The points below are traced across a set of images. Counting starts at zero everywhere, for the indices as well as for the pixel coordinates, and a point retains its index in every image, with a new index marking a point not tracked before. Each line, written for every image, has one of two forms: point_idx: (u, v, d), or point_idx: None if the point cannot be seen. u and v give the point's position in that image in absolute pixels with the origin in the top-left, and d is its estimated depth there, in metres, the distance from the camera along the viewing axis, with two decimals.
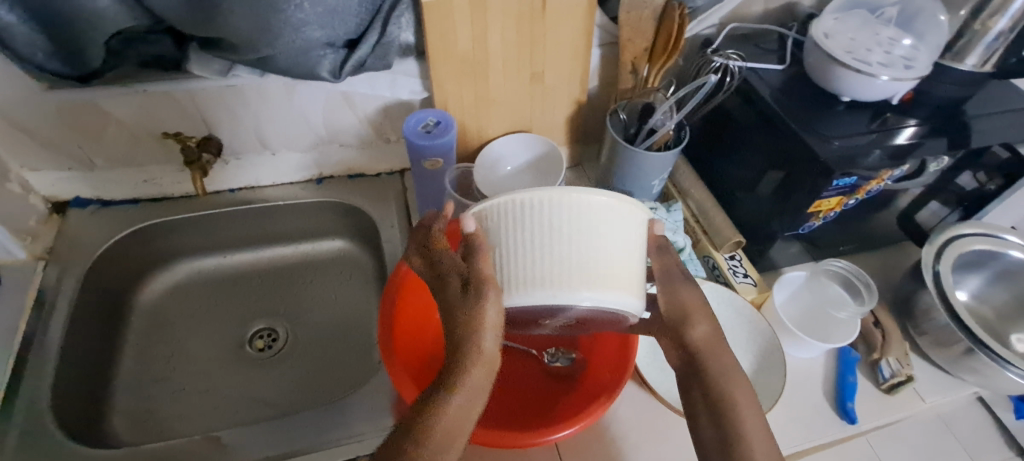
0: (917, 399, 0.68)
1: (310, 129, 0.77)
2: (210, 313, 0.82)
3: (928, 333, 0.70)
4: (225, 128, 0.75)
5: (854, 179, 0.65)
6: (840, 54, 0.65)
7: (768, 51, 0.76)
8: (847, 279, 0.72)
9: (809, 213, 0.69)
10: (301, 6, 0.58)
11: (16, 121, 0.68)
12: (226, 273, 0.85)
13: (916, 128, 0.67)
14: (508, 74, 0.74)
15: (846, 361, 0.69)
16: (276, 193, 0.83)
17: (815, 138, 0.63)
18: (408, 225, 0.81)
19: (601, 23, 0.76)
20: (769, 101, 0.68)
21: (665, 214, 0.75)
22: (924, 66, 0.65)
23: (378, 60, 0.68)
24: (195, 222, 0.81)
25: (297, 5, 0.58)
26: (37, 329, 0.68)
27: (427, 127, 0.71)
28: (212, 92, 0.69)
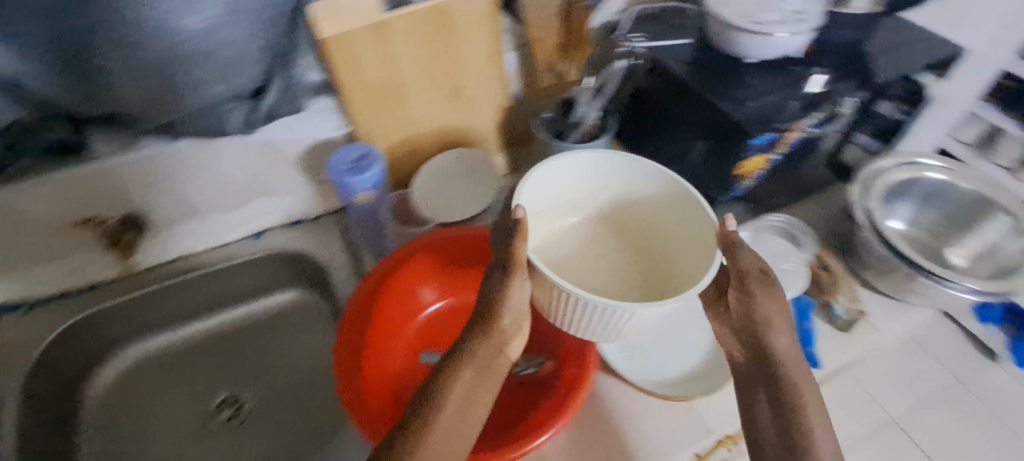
0: (873, 331, 0.71)
1: (236, 185, 0.75)
2: (170, 393, 0.78)
3: (871, 265, 0.73)
4: (144, 202, 0.72)
5: (772, 134, 0.67)
6: (734, 19, 0.67)
7: (676, 26, 0.77)
8: (786, 232, 0.78)
9: (737, 175, 0.72)
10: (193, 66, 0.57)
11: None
12: (178, 349, 0.81)
13: (827, 75, 0.69)
14: (427, 92, 0.73)
15: (801, 308, 0.71)
16: (214, 257, 0.80)
17: (730, 104, 0.65)
18: (358, 262, 0.80)
19: (510, 28, 0.77)
20: (682, 76, 0.70)
21: None
22: (815, 17, 0.67)
23: (288, 103, 0.67)
24: (134, 303, 0.77)
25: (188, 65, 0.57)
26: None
27: (351, 163, 0.68)
28: (123, 168, 0.67)
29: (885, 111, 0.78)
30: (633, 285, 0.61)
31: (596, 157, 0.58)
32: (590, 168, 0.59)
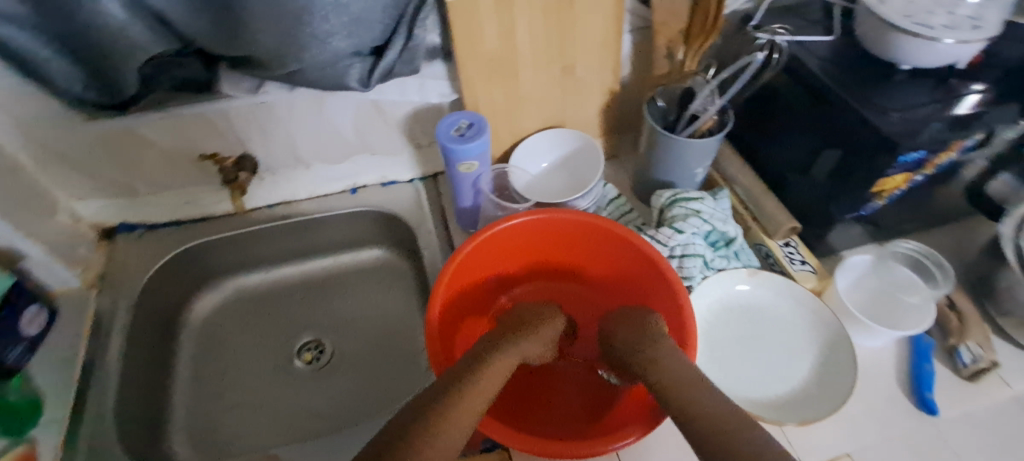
0: (1001, 386, 0.62)
1: (340, 139, 0.76)
2: (259, 330, 0.82)
3: (1013, 313, 0.64)
4: (259, 146, 0.74)
5: (924, 153, 0.60)
6: (898, 19, 0.59)
7: (811, 22, 0.70)
8: (915, 261, 0.66)
9: (871, 193, 0.64)
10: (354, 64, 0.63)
11: (53, 147, 0.67)
12: (270, 290, 0.85)
13: (983, 94, 0.61)
14: (537, 45, 0.69)
15: (920, 350, 0.64)
16: (312, 206, 0.82)
17: (872, 111, 0.59)
18: (446, 230, 0.80)
19: (632, 8, 0.73)
20: (820, 78, 0.63)
21: (713, 203, 0.70)
22: (995, 25, 0.58)
23: (406, 65, 0.65)
24: (236, 240, 0.81)
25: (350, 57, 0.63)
26: (92, 372, 0.67)
27: (459, 130, 0.65)
28: (243, 113, 0.69)
29: None
30: None
31: None
32: None
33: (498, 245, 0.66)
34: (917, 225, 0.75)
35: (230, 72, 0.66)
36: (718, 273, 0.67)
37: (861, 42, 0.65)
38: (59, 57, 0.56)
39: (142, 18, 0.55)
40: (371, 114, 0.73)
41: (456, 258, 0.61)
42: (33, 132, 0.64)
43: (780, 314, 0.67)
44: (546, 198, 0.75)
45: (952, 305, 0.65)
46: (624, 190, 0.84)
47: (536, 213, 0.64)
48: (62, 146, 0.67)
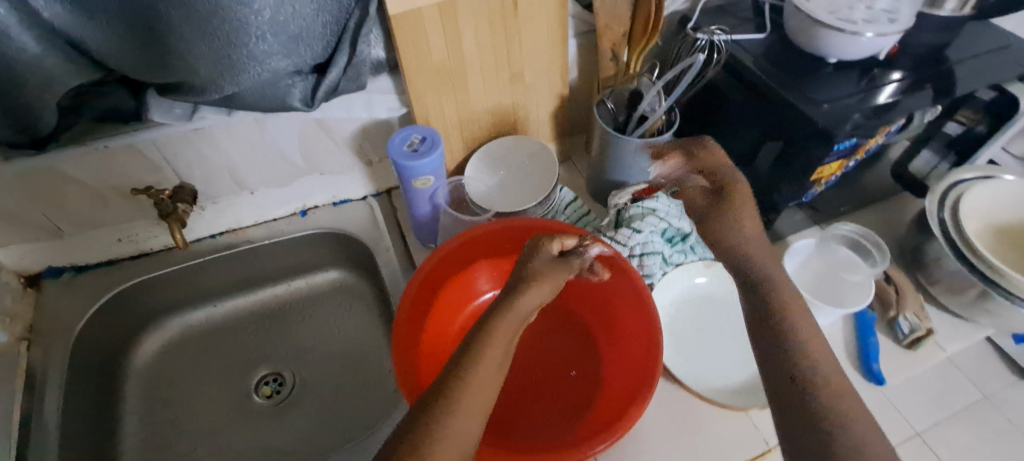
0: (938, 351, 0.68)
1: (286, 161, 0.73)
2: (212, 368, 0.78)
3: (941, 281, 0.70)
4: (197, 174, 0.70)
5: (855, 140, 0.63)
6: (824, 16, 0.62)
7: (743, 20, 0.74)
8: (856, 242, 0.68)
9: (811, 181, 0.67)
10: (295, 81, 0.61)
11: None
12: (221, 324, 0.81)
13: (899, 83, 0.66)
14: (483, 54, 0.68)
15: (865, 323, 0.68)
16: (260, 232, 0.79)
17: (806, 103, 0.62)
18: (404, 246, 0.78)
19: (574, 13, 0.73)
20: (758, 75, 0.67)
21: None
22: (909, 18, 0.62)
23: (351, 82, 0.63)
24: (179, 275, 0.76)
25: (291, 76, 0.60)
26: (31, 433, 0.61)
27: (412, 145, 0.63)
28: (178, 142, 0.64)
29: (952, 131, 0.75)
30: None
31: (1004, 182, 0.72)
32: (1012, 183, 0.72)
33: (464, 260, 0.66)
34: (851, 206, 0.80)
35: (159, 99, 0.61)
36: (678, 268, 0.69)
37: (792, 38, 0.68)
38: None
39: (57, 48, 0.51)
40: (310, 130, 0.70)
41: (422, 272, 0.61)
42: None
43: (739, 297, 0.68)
44: (505, 205, 0.74)
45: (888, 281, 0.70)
46: (580, 192, 0.85)
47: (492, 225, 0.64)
48: None
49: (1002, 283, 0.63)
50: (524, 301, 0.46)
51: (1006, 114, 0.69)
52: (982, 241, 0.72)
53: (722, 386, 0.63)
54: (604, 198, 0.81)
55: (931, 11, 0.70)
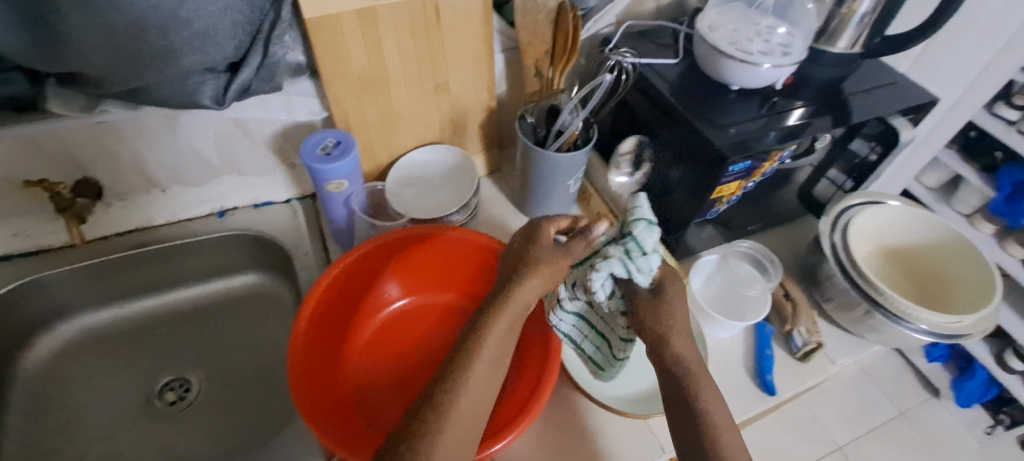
0: (829, 364, 0.72)
1: (202, 160, 0.71)
2: (112, 374, 0.74)
3: (833, 298, 0.74)
4: (104, 169, 0.67)
5: (750, 162, 0.66)
6: (724, 46, 0.67)
7: (660, 46, 0.78)
8: (755, 258, 0.72)
9: (712, 200, 0.69)
10: (204, 79, 0.60)
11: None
12: (128, 325, 0.78)
13: (803, 109, 0.71)
14: (407, 63, 0.69)
15: (762, 335, 0.71)
16: (173, 232, 0.76)
17: (710, 128, 0.66)
18: (324, 251, 0.78)
19: (499, 28, 0.75)
20: (669, 98, 0.70)
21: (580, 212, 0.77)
22: (801, 51, 0.67)
23: (264, 82, 0.63)
24: (81, 274, 0.73)
25: (199, 73, 0.59)
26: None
27: (325, 149, 0.63)
28: (79, 135, 0.62)
29: (857, 148, 0.77)
30: (909, 294, 0.77)
31: (886, 210, 0.77)
32: (893, 211, 0.77)
33: (371, 263, 0.67)
34: (760, 225, 0.84)
35: (59, 89, 0.59)
36: None
37: (700, 66, 0.72)
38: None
39: None
40: (227, 130, 0.69)
41: (325, 278, 0.61)
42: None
43: None
44: (426, 214, 0.75)
45: (786, 296, 0.74)
46: (506, 202, 0.86)
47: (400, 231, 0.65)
48: None
49: (884, 302, 0.68)
50: (525, 289, 0.49)
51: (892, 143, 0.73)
52: (868, 262, 0.78)
53: (624, 397, 0.64)
54: (526, 210, 0.83)
55: (826, 48, 0.72)
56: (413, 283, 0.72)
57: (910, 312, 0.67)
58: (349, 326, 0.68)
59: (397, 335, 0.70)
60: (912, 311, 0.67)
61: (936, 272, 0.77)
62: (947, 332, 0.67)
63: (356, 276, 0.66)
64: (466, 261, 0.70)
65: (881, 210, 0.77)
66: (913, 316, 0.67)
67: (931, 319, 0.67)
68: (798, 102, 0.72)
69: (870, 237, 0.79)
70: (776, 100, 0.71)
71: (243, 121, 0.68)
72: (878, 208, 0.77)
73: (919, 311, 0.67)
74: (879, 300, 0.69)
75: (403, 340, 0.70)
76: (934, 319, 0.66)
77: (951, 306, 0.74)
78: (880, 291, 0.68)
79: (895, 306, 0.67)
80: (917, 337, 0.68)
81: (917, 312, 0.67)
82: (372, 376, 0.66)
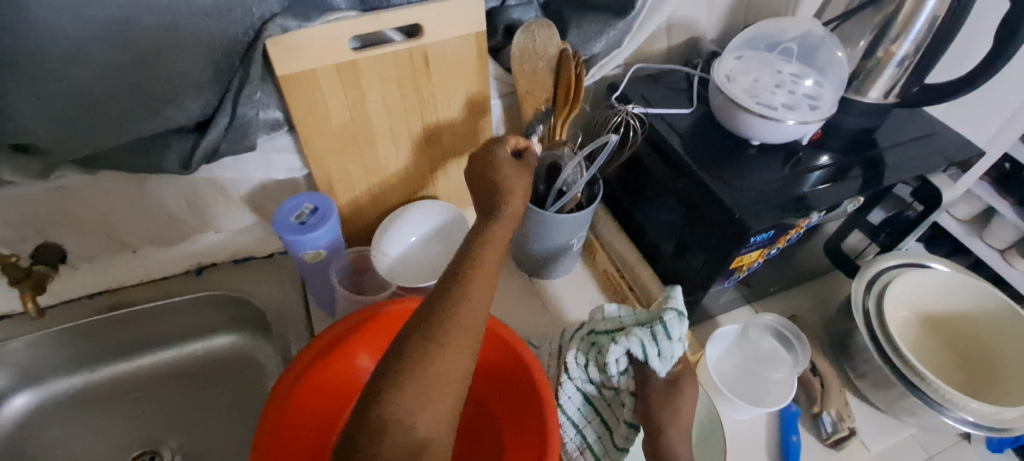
0: (862, 450, 0.64)
1: (174, 220, 0.66)
2: (74, 449, 0.69)
3: (866, 374, 0.67)
4: (66, 232, 0.62)
5: (774, 230, 0.59)
6: (745, 99, 0.60)
7: (672, 92, 0.71)
8: (778, 333, 0.65)
9: (731, 269, 0.62)
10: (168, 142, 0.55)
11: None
12: (97, 391, 0.72)
13: (827, 167, 0.64)
14: (394, 115, 0.64)
15: (788, 418, 0.63)
16: (145, 293, 0.71)
17: (726, 191, 0.59)
18: (306, 313, 0.72)
19: (496, 75, 0.70)
20: (681, 154, 0.63)
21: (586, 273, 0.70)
22: (830, 105, 0.60)
23: (234, 144, 0.57)
24: (47, 339, 0.68)
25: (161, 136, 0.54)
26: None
27: (301, 216, 0.58)
28: (35, 201, 0.57)
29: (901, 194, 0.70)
30: (950, 368, 0.69)
31: (923, 275, 0.69)
32: (930, 276, 0.70)
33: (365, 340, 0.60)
34: (782, 284, 0.77)
35: None
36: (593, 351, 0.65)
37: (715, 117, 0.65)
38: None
39: None
40: (200, 189, 0.64)
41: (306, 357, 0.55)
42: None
43: None
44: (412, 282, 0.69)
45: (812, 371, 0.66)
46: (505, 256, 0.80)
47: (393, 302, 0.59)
48: None
49: (924, 387, 0.60)
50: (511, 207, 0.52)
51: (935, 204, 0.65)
52: (903, 331, 0.70)
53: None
54: (526, 266, 0.76)
55: (857, 97, 0.67)
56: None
57: (954, 399, 0.59)
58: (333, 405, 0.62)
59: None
60: (957, 398, 0.59)
61: (981, 344, 0.69)
62: (995, 423, 0.59)
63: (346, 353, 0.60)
64: None
65: (918, 274, 0.69)
66: (958, 404, 0.59)
67: (977, 407, 0.59)
68: (824, 156, 0.65)
69: (905, 303, 0.71)
70: (802, 156, 0.64)
71: (217, 179, 0.63)
72: (914, 272, 0.69)
73: (964, 398, 0.59)
74: (917, 381, 0.61)
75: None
76: (982, 407, 0.58)
77: (998, 393, 0.64)
78: (918, 372, 0.61)
79: (937, 392, 0.60)
80: (962, 426, 0.59)
81: (962, 398, 0.59)
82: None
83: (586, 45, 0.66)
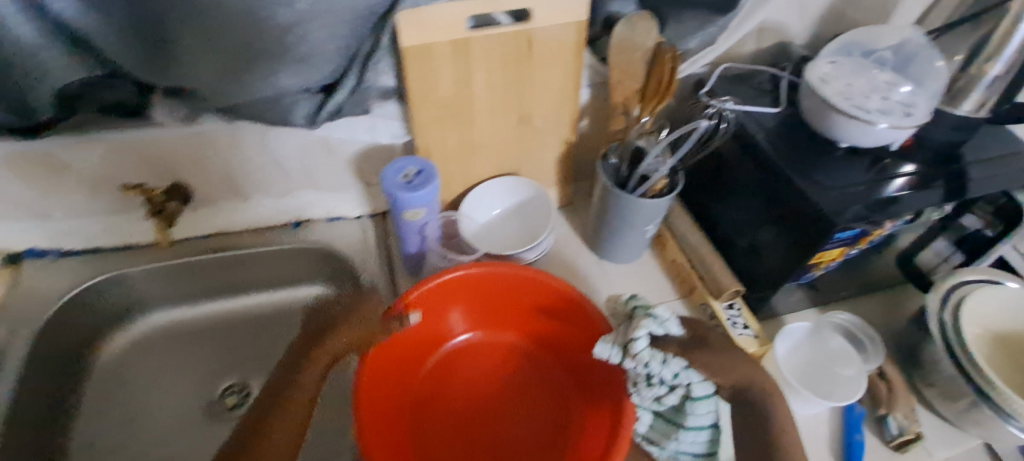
0: (925, 455, 0.65)
1: (284, 173, 0.72)
2: (174, 374, 0.75)
3: (935, 384, 0.67)
4: (194, 175, 0.69)
5: (859, 230, 0.61)
6: (838, 101, 0.62)
7: (759, 92, 0.73)
8: (849, 332, 0.67)
9: (810, 265, 0.64)
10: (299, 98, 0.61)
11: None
12: (195, 325, 0.79)
13: (910, 176, 0.64)
14: (494, 92, 0.68)
15: (852, 418, 0.65)
16: (248, 240, 0.77)
17: (810, 187, 0.61)
18: (391, 272, 0.77)
19: (590, 63, 0.73)
20: (766, 150, 0.65)
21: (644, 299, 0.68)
22: (925, 113, 0.61)
23: (354, 106, 0.65)
24: (161, 273, 0.74)
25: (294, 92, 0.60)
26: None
27: (408, 177, 0.63)
28: (174, 143, 0.64)
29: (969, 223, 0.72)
30: None
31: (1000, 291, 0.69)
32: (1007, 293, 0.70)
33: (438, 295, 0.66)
34: (850, 291, 0.78)
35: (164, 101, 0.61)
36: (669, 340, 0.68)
37: (804, 118, 0.67)
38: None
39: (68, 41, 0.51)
40: (314, 147, 0.70)
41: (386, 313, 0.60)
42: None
43: None
44: (495, 249, 0.74)
45: (880, 375, 0.67)
46: (577, 239, 0.83)
47: (480, 265, 0.64)
48: None
49: (994, 396, 0.60)
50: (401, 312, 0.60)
51: (1016, 218, 0.69)
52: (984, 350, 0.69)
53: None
54: (597, 248, 0.79)
55: (948, 109, 0.67)
56: (479, 318, 0.70)
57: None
58: (411, 360, 0.67)
59: (461, 372, 0.68)
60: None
61: None
62: None
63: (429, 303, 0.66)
64: (539, 306, 0.68)
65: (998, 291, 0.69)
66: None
67: None
68: (908, 167, 0.65)
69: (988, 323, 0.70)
70: (887, 162, 0.65)
71: (330, 139, 0.69)
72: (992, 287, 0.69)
73: None
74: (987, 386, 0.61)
75: (465, 378, 0.68)
76: None
77: None
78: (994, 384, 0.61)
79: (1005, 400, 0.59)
80: None
81: None
82: (432, 416, 0.65)
83: (681, 40, 0.69)
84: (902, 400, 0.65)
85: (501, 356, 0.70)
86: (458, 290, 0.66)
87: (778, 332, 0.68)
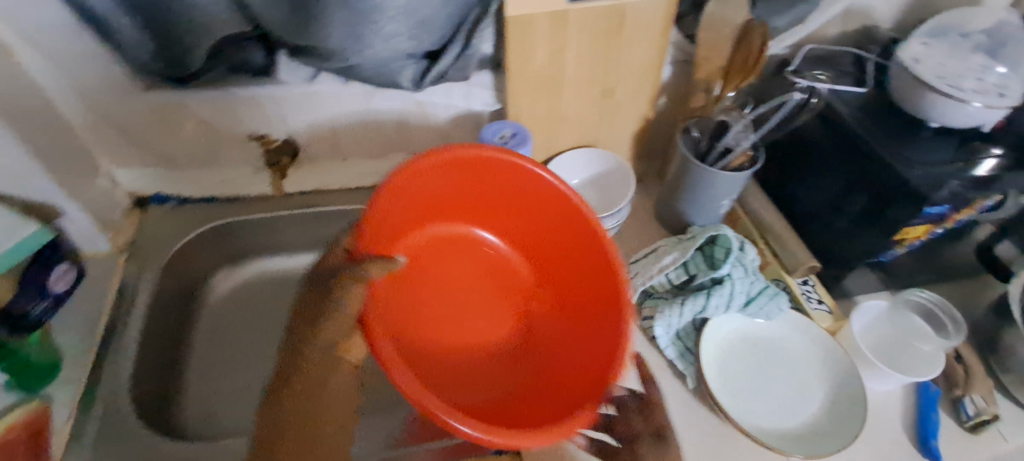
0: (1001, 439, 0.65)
1: (381, 135, 0.77)
2: (268, 319, 0.78)
3: (1015, 370, 0.67)
4: (302, 133, 0.75)
5: (947, 207, 0.63)
6: (932, 80, 0.62)
7: (843, 74, 0.74)
8: (929, 311, 0.68)
9: (893, 240, 0.66)
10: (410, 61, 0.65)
11: (96, 108, 0.66)
12: (288, 273, 0.81)
13: (1001, 158, 0.63)
14: (583, 64, 0.71)
15: (927, 396, 0.65)
16: (343, 198, 0.82)
17: (899, 164, 0.61)
18: None
19: (676, 40, 0.75)
20: (853, 127, 0.66)
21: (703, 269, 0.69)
22: (1020, 94, 0.61)
23: (457, 73, 0.68)
24: (263, 224, 0.79)
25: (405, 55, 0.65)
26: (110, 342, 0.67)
27: (503, 139, 0.67)
28: (292, 100, 0.69)
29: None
30: None
31: None
32: None
33: (496, 178, 0.61)
34: (924, 277, 0.78)
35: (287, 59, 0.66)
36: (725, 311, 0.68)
37: (891, 97, 0.68)
38: (131, 23, 0.57)
39: None
40: (412, 111, 0.74)
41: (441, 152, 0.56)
42: (86, 94, 0.64)
43: (799, 353, 0.66)
44: None
45: (957, 358, 0.68)
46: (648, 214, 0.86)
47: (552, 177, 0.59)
48: (116, 114, 0.67)
49: None
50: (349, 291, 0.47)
51: None
52: None
53: (779, 436, 0.60)
54: (668, 223, 0.81)
55: None
56: (517, 237, 0.66)
57: None
58: (442, 211, 0.64)
59: (473, 256, 0.66)
60: None
61: None
62: None
63: (481, 179, 0.61)
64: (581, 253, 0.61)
65: None
66: None
67: None
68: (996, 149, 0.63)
69: None
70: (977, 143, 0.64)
71: (428, 103, 0.73)
72: None
73: None
74: None
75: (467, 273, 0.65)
76: None
77: None
78: None
79: None
80: None
81: None
82: (423, 283, 0.62)
83: (770, 19, 0.71)
84: (980, 383, 0.65)
85: (531, 278, 0.66)
86: (512, 186, 0.62)
87: (853, 309, 0.70)
